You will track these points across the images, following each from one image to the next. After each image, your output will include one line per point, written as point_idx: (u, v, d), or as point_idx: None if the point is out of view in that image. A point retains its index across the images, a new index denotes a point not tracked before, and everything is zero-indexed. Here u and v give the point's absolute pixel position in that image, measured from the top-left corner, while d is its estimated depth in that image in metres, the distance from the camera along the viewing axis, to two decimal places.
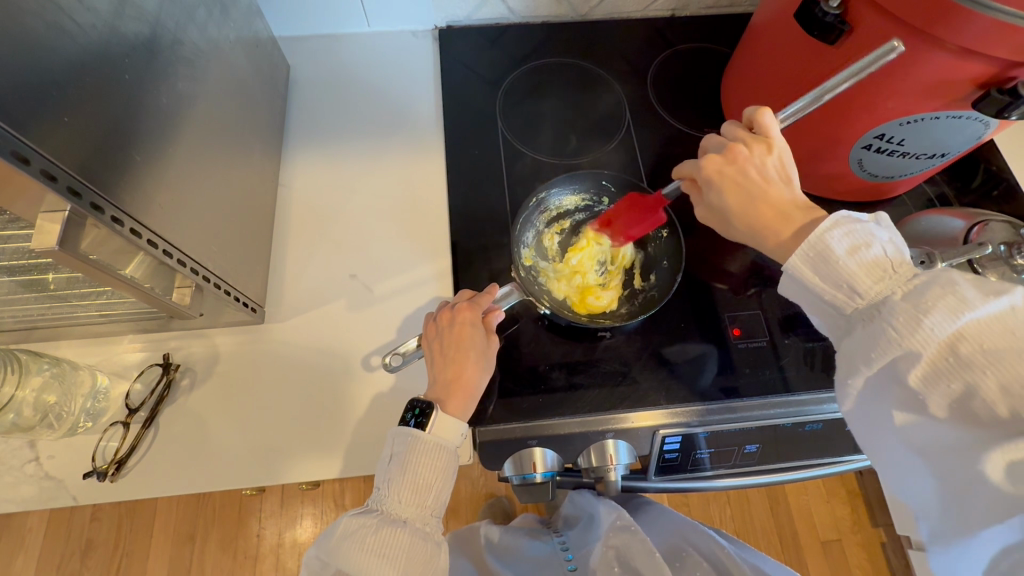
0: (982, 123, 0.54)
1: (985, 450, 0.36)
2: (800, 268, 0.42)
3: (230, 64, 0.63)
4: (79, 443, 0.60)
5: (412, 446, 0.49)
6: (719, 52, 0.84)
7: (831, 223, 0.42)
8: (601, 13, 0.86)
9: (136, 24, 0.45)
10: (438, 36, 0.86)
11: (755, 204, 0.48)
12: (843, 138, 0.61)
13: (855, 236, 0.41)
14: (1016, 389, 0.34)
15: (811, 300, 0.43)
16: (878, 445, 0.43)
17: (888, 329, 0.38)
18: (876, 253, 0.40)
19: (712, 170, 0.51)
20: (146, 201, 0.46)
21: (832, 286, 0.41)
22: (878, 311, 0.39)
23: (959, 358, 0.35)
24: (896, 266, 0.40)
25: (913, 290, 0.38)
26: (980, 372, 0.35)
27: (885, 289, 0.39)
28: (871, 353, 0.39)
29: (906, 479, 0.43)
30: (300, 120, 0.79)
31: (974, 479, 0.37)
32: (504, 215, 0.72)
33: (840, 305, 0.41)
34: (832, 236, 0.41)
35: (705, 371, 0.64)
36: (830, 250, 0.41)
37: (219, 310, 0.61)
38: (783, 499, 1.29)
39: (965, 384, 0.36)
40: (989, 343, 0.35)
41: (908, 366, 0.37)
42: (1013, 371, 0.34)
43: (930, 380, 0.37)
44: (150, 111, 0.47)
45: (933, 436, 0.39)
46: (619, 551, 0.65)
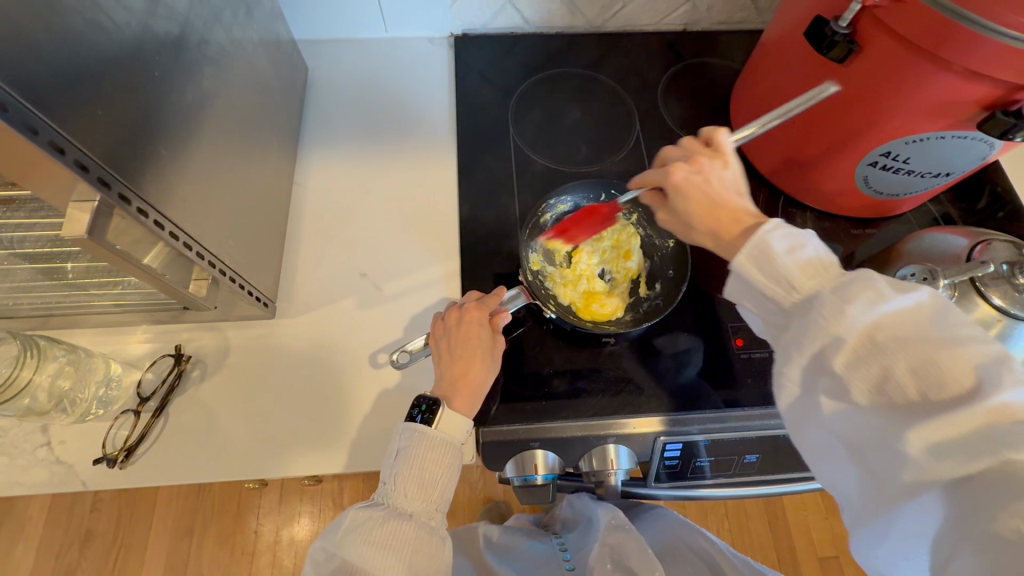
0: (987, 143, 0.55)
1: (900, 433, 0.35)
2: (742, 268, 0.43)
3: (252, 64, 0.65)
4: (90, 430, 0.61)
5: (420, 442, 0.50)
6: (728, 68, 0.86)
7: (772, 223, 0.42)
8: (613, 25, 0.88)
9: (167, 23, 0.47)
10: (453, 43, 0.88)
11: (715, 211, 0.47)
12: (850, 154, 0.62)
13: (794, 236, 0.42)
14: (924, 373, 0.34)
15: (756, 298, 0.44)
16: (807, 442, 0.41)
17: (815, 317, 0.38)
18: (810, 254, 0.41)
19: (680, 178, 0.49)
20: (168, 194, 0.47)
21: (774, 281, 0.41)
22: (810, 305, 0.39)
23: (874, 344, 0.36)
24: (826, 265, 0.41)
25: (842, 284, 0.38)
26: (894, 356, 0.35)
27: (818, 285, 0.40)
28: (801, 342, 0.39)
29: (835, 478, 0.41)
30: (316, 120, 0.81)
31: (893, 469, 0.35)
32: (513, 220, 0.73)
33: (779, 298, 0.41)
34: (774, 234, 0.42)
35: (689, 364, 0.66)
36: (769, 248, 0.41)
37: (231, 304, 0.62)
38: (781, 514, 1.29)
39: (881, 367, 0.36)
40: (899, 331, 0.36)
41: (833, 353, 0.37)
42: (922, 355, 0.35)
43: (851, 365, 0.37)
44: (176, 107, 0.48)
45: (857, 426, 0.37)
46: (615, 550, 0.66)
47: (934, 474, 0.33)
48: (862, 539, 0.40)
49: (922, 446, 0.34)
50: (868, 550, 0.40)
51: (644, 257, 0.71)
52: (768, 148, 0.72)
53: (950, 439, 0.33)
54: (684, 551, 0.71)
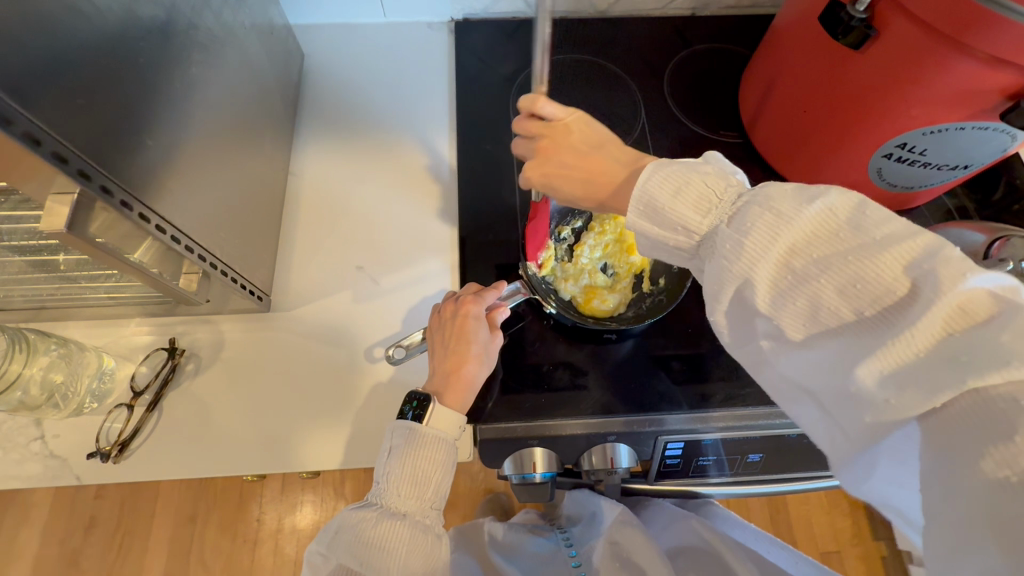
0: (1009, 135, 0.52)
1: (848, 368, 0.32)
2: (635, 225, 0.40)
3: (244, 50, 0.63)
4: (84, 423, 0.61)
5: (411, 439, 0.49)
6: (737, 54, 0.83)
7: (653, 170, 0.40)
8: (619, 9, 0.85)
9: (152, 7, 0.45)
10: (454, 28, 0.85)
11: (590, 182, 0.47)
12: (864, 145, 0.59)
13: (674, 174, 0.39)
14: (853, 291, 0.32)
15: (665, 250, 0.42)
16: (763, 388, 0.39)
17: (723, 260, 0.36)
18: (698, 186, 0.38)
19: (540, 176, 0.49)
20: (156, 186, 0.46)
21: (671, 230, 0.39)
22: (713, 244, 0.37)
23: (795, 271, 0.33)
24: (718, 191, 0.38)
25: (737, 213, 0.36)
26: (818, 282, 0.32)
27: (714, 220, 0.38)
28: (717, 289, 0.37)
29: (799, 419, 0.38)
30: (312, 108, 0.79)
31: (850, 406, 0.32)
32: (513, 211, 0.71)
33: (684, 246, 0.40)
34: (654, 184, 0.39)
35: (625, 339, 0.66)
36: (658, 197, 0.39)
37: (224, 298, 0.61)
38: (784, 508, 1.28)
39: (809, 296, 0.33)
40: (819, 251, 0.33)
41: (753, 292, 0.35)
42: (845, 273, 0.32)
43: (777, 301, 0.34)
44: (163, 96, 0.47)
45: (800, 364, 0.34)
46: (621, 547, 0.66)
47: (886, 404, 0.30)
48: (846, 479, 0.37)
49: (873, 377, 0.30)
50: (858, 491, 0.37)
51: None
52: (779, 140, 0.69)
53: (902, 364, 0.30)
54: (691, 548, 0.70)
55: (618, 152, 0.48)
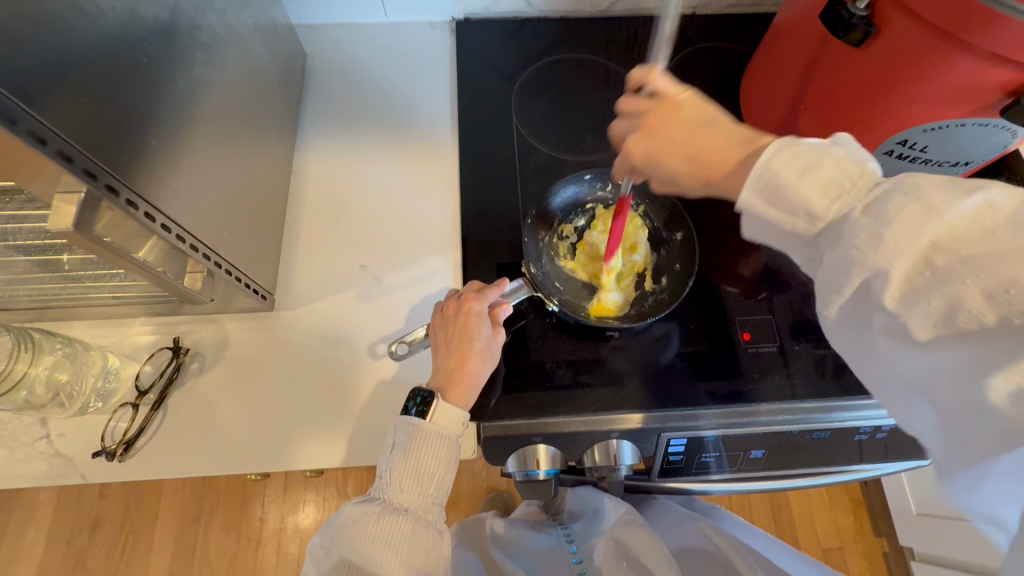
0: (1009, 131, 0.52)
1: (983, 375, 0.30)
2: (749, 204, 0.39)
3: (247, 50, 0.63)
4: (89, 422, 0.61)
5: (414, 435, 0.49)
6: (738, 52, 0.83)
7: (773, 150, 0.39)
8: (620, 9, 0.85)
9: (155, 7, 0.46)
10: (455, 28, 0.85)
11: (696, 162, 0.46)
12: (865, 143, 0.59)
13: (805, 153, 0.38)
14: (1004, 297, 0.29)
15: (779, 235, 0.40)
16: (874, 385, 0.38)
17: (851, 249, 0.34)
18: (829, 170, 0.37)
19: (641, 152, 0.48)
20: (161, 185, 0.46)
21: (790, 212, 0.38)
22: (842, 231, 0.35)
23: (937, 271, 0.31)
24: (853, 177, 0.36)
25: (875, 202, 0.34)
26: (961, 283, 0.30)
27: (845, 205, 0.36)
28: (838, 278, 0.35)
29: (906, 419, 0.36)
30: (315, 108, 0.79)
31: (975, 416, 0.31)
32: (515, 210, 0.71)
33: (804, 233, 0.38)
34: (778, 163, 0.38)
35: (666, 348, 0.66)
36: (780, 177, 0.38)
37: (229, 297, 0.62)
38: (785, 506, 1.29)
39: (947, 297, 0.31)
40: (965, 250, 0.30)
41: (880, 286, 0.33)
42: (995, 277, 0.29)
43: (907, 299, 0.32)
44: (167, 96, 0.47)
45: (924, 367, 0.33)
46: (627, 547, 0.67)
47: (1021, 421, 0.29)
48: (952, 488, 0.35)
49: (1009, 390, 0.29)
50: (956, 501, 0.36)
51: (651, 249, 0.69)
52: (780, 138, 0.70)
53: None
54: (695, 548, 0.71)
55: (732, 128, 0.46)
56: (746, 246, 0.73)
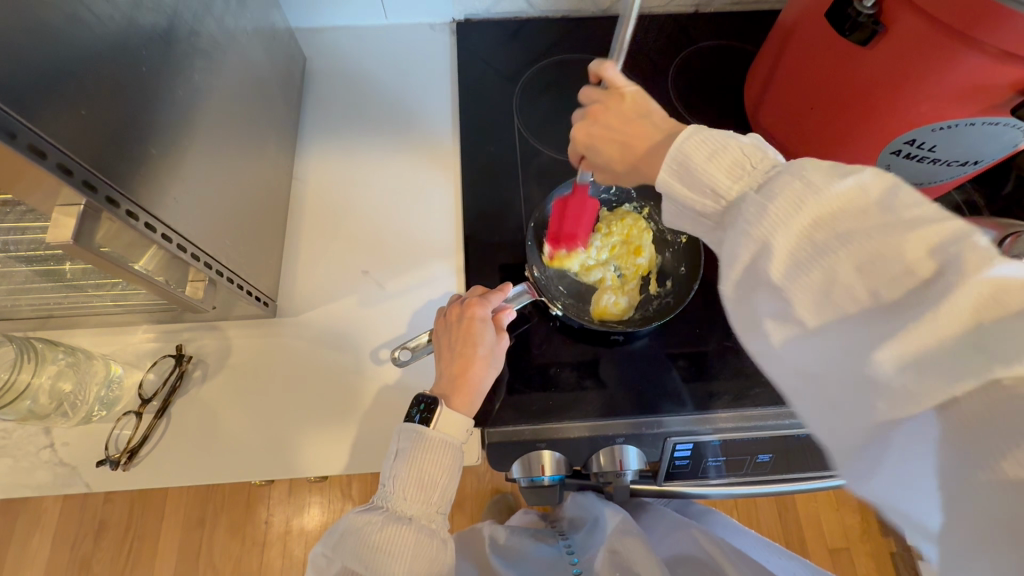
0: (1020, 130, 0.52)
1: (869, 350, 0.29)
2: (665, 183, 0.38)
3: (246, 56, 0.63)
4: (94, 431, 0.61)
5: (417, 442, 0.49)
6: (742, 51, 0.82)
7: (691, 132, 0.38)
8: (622, 8, 0.85)
9: (153, 15, 0.45)
10: (455, 29, 0.85)
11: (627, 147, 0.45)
12: (873, 143, 0.59)
13: (711, 138, 0.37)
14: (873, 267, 0.29)
15: (688, 217, 0.39)
16: (761, 379, 0.36)
17: (743, 223, 0.33)
18: (734, 152, 0.36)
19: (583, 138, 0.48)
20: (161, 195, 0.46)
21: (698, 193, 0.37)
22: (739, 209, 0.35)
23: (815, 244, 0.31)
24: (753, 159, 0.36)
25: (768, 181, 0.34)
26: (838, 255, 0.30)
27: (744, 186, 0.35)
28: (732, 255, 0.34)
29: (793, 416, 0.35)
30: (315, 112, 0.79)
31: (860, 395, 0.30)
32: (518, 213, 0.71)
33: (710, 213, 0.37)
34: (690, 146, 0.38)
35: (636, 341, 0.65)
36: (691, 159, 0.37)
37: (231, 304, 0.61)
38: (791, 506, 1.28)
39: (825, 270, 0.30)
40: (847, 223, 0.30)
41: (766, 260, 0.32)
42: (872, 246, 0.29)
43: (792, 271, 0.31)
44: (166, 104, 0.46)
45: (811, 351, 0.31)
46: (620, 556, 0.64)
47: (910, 390, 0.28)
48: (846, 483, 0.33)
49: (896, 362, 0.28)
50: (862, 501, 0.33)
51: (656, 251, 0.68)
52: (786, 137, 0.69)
53: (927, 348, 0.27)
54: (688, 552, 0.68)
55: (665, 118, 0.46)
56: None
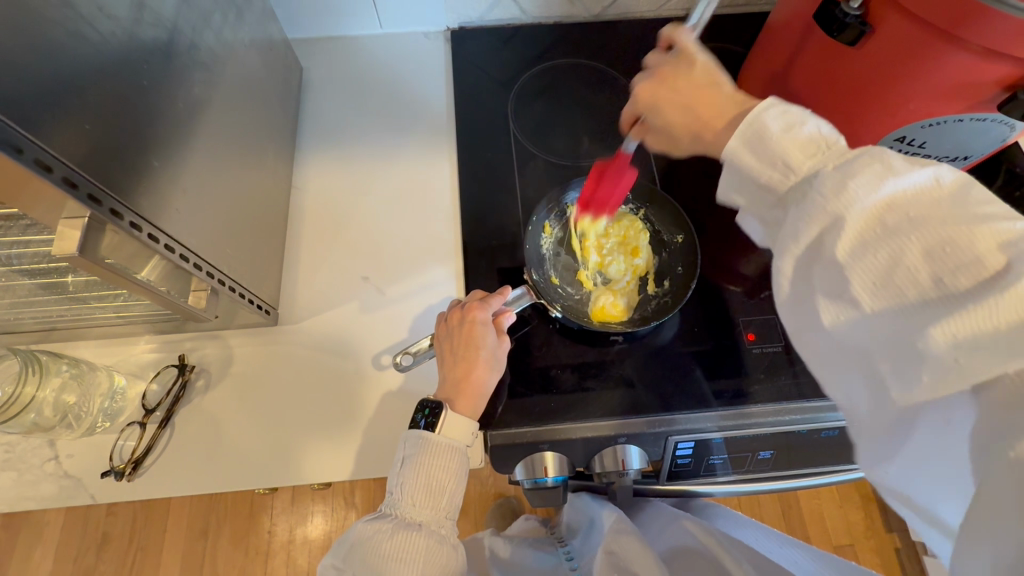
0: (1008, 126, 0.53)
1: (924, 329, 0.29)
2: (736, 152, 0.40)
3: (245, 67, 0.64)
4: (98, 442, 0.61)
5: (424, 448, 0.49)
6: (733, 52, 0.83)
7: (766, 107, 0.40)
8: (613, 13, 0.86)
9: (154, 29, 0.46)
10: (450, 37, 0.86)
11: (693, 110, 0.47)
12: (864, 141, 0.60)
13: (792, 115, 0.38)
14: (940, 253, 0.30)
15: (749, 189, 0.40)
16: (811, 352, 0.38)
17: (814, 198, 0.34)
18: (809, 132, 0.37)
19: (647, 97, 0.50)
20: (162, 205, 0.46)
21: (767, 162, 0.38)
22: (809, 184, 0.35)
23: (885, 227, 0.32)
24: (829, 143, 0.37)
25: (844, 161, 0.35)
26: (906, 239, 0.31)
27: (819, 163, 0.36)
28: (795, 230, 0.35)
29: (843, 390, 0.36)
30: (312, 121, 0.80)
31: (908, 371, 0.31)
32: (516, 217, 0.71)
33: (776, 186, 0.38)
34: (768, 116, 0.39)
35: (665, 327, 0.67)
36: (767, 129, 0.38)
37: (233, 312, 0.62)
38: (795, 503, 1.28)
39: (891, 253, 0.31)
40: (915, 210, 0.31)
41: (833, 236, 0.33)
42: (937, 236, 0.30)
43: (857, 250, 0.32)
44: (167, 117, 0.47)
45: (869, 330, 0.32)
46: (619, 557, 0.63)
47: (955, 375, 0.28)
48: (879, 449, 0.36)
49: (945, 344, 0.29)
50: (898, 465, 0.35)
51: (653, 252, 0.69)
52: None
53: (979, 331, 0.28)
54: (687, 549, 0.68)
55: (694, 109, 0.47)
56: (747, 246, 0.73)
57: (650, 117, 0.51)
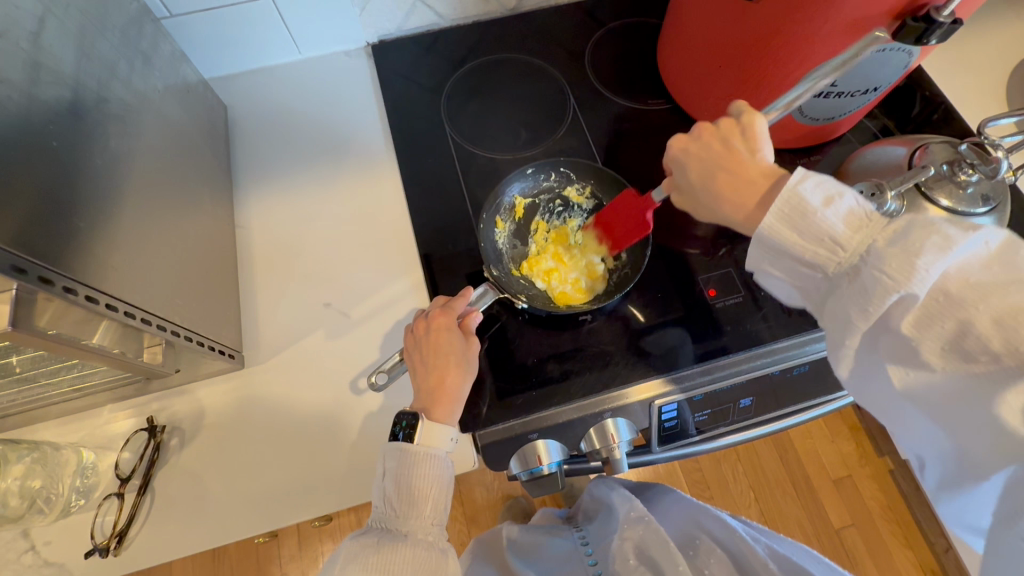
0: (906, 52, 0.56)
1: (993, 393, 0.36)
2: (776, 229, 0.41)
3: (163, 113, 0.62)
4: (73, 525, 0.58)
5: (403, 460, 0.49)
6: (648, 25, 0.86)
7: (801, 174, 0.41)
8: (528, 4, 0.87)
9: (55, 88, 0.45)
10: (371, 52, 0.86)
11: (716, 177, 0.49)
12: (781, 86, 0.62)
13: (827, 184, 0.40)
14: (1011, 322, 0.34)
15: (786, 261, 0.42)
16: (882, 405, 0.44)
17: (879, 275, 0.37)
18: (847, 206, 0.39)
19: (677, 150, 0.53)
20: (101, 264, 0.45)
21: (814, 240, 0.40)
22: (866, 261, 0.38)
23: (949, 297, 0.36)
24: (873, 219, 0.39)
25: (897, 235, 0.37)
26: (972, 309, 0.35)
27: (866, 239, 0.39)
28: (868, 301, 0.38)
29: (915, 432, 0.43)
30: (245, 157, 0.78)
31: (980, 427, 0.38)
32: (468, 218, 0.72)
33: (825, 261, 0.40)
34: (806, 187, 0.40)
35: (682, 357, 0.64)
36: (804, 202, 0.40)
37: (195, 363, 0.60)
38: (789, 446, 1.33)
39: (959, 322, 0.36)
40: (974, 281, 0.35)
41: (903, 312, 0.37)
42: (1005, 304, 0.34)
43: (922, 324, 0.37)
44: (86, 175, 0.46)
45: (938, 389, 0.38)
46: (635, 543, 0.65)
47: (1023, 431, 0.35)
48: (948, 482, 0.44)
49: (1017, 406, 0.35)
50: (954, 488, 0.44)
51: (606, 229, 0.70)
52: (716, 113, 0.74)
53: None
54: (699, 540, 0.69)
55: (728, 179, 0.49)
56: None
57: (678, 169, 0.54)
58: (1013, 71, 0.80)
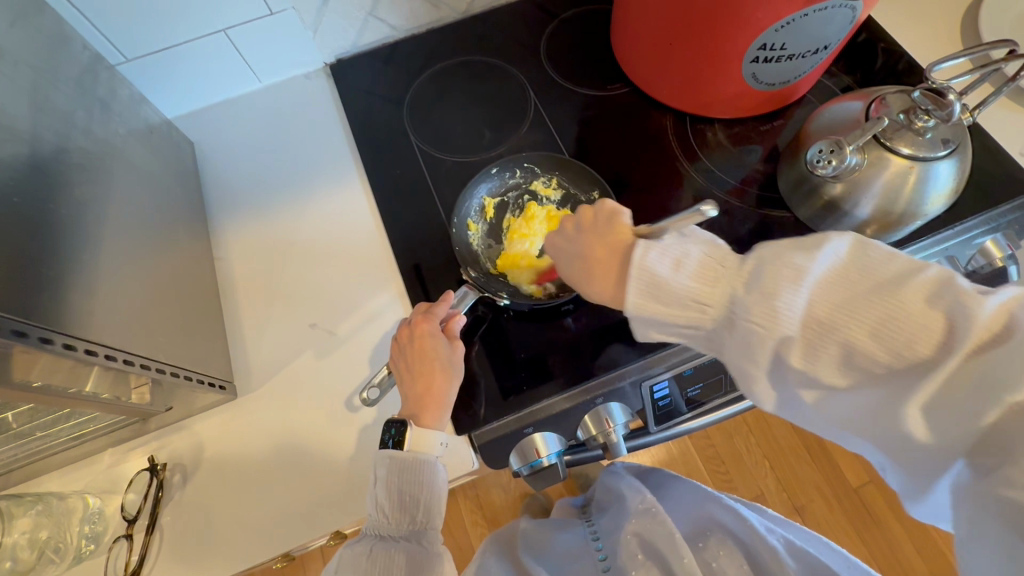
0: (849, 7, 0.56)
1: (898, 408, 0.36)
2: (643, 305, 0.43)
3: (128, 157, 0.63)
4: (86, 570, 0.59)
5: (393, 467, 0.50)
6: (600, 12, 0.86)
7: (644, 248, 0.43)
8: (479, 5, 0.87)
9: (11, 144, 0.45)
10: (330, 72, 0.86)
11: (582, 265, 0.50)
12: (733, 56, 0.63)
13: (671, 250, 0.43)
14: (884, 333, 0.36)
15: (670, 327, 0.43)
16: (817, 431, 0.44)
17: (750, 324, 0.39)
18: (697, 259, 0.42)
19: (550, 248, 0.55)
20: (77, 311, 0.45)
21: (683, 307, 0.42)
22: (731, 312, 0.40)
23: (822, 325, 0.37)
24: (720, 264, 0.42)
25: (752, 277, 0.39)
26: (841, 330, 0.37)
27: (725, 287, 0.41)
28: (752, 348, 0.39)
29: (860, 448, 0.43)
30: (218, 190, 0.79)
31: (899, 441, 0.38)
32: (443, 224, 0.72)
33: (699, 321, 0.42)
34: (651, 260, 0.42)
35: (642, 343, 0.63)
36: (655, 276, 0.42)
37: (188, 399, 0.61)
38: None
39: (838, 345, 0.37)
40: (833, 302, 0.37)
41: (787, 351, 0.38)
42: (869, 319, 0.36)
43: (808, 356, 0.38)
44: (49, 226, 0.46)
45: (851, 405, 0.39)
46: (641, 536, 0.65)
47: (937, 438, 0.36)
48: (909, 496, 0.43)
49: (921, 415, 0.35)
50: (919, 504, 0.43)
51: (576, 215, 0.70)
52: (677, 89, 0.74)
53: (939, 399, 0.35)
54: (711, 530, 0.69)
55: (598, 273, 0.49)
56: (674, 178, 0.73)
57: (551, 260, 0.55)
58: (968, 12, 0.80)
